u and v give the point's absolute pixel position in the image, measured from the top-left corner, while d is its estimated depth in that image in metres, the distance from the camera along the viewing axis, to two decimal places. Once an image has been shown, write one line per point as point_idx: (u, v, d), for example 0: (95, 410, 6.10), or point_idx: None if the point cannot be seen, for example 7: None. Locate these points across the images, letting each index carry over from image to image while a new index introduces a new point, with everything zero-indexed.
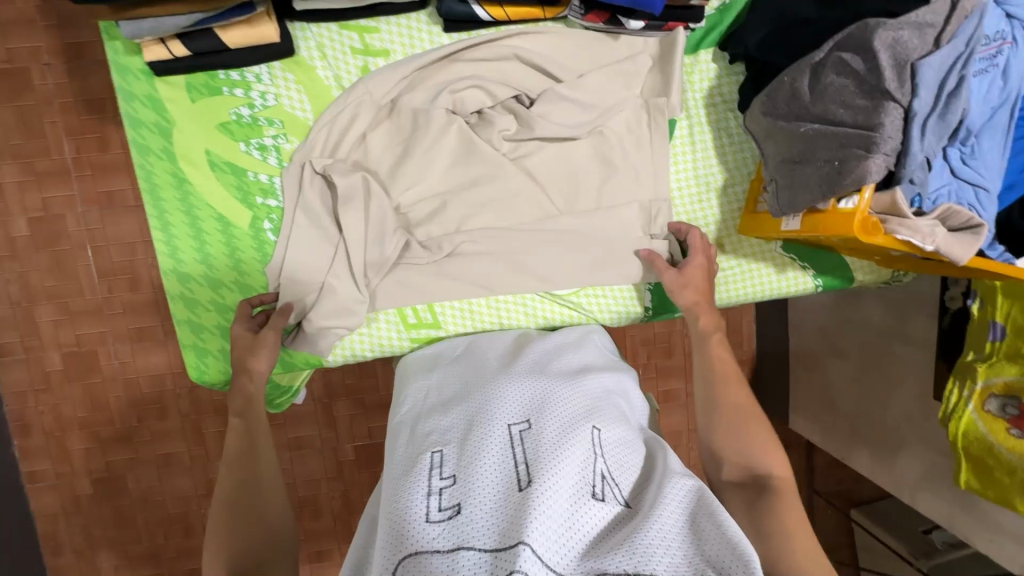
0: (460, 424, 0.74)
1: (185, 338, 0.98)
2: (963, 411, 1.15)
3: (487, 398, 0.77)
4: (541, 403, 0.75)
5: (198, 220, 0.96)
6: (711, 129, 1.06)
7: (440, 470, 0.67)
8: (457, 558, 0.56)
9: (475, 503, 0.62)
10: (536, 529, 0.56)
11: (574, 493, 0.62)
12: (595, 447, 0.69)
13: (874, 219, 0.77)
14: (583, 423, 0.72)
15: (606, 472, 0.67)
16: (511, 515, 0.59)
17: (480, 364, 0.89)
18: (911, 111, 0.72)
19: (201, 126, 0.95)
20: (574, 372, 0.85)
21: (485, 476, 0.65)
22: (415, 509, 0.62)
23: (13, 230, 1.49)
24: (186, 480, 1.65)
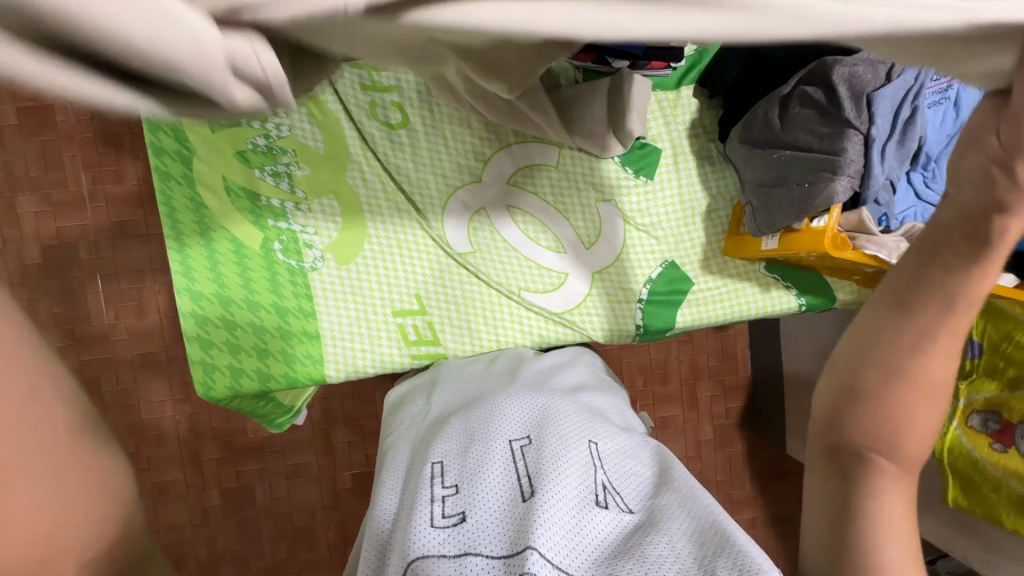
0: (462, 439, 0.77)
1: (194, 354, 1.02)
2: (947, 428, 1.17)
3: (487, 414, 0.81)
4: (540, 418, 0.79)
5: (212, 241, 1.02)
6: (694, 158, 1.13)
7: (445, 482, 0.71)
8: (464, 564, 0.59)
9: (479, 512, 0.65)
10: (544, 535, 0.59)
11: (576, 502, 0.65)
12: (594, 461, 0.73)
13: (843, 236, 0.83)
14: (582, 439, 0.76)
15: (607, 484, 0.70)
16: (516, 524, 0.62)
17: (479, 385, 0.93)
18: (870, 137, 0.79)
19: (219, 155, 1.02)
20: (569, 390, 0.90)
21: (489, 487, 0.68)
22: (420, 515, 0.65)
23: (26, 259, 1.55)
24: (181, 508, 1.65)
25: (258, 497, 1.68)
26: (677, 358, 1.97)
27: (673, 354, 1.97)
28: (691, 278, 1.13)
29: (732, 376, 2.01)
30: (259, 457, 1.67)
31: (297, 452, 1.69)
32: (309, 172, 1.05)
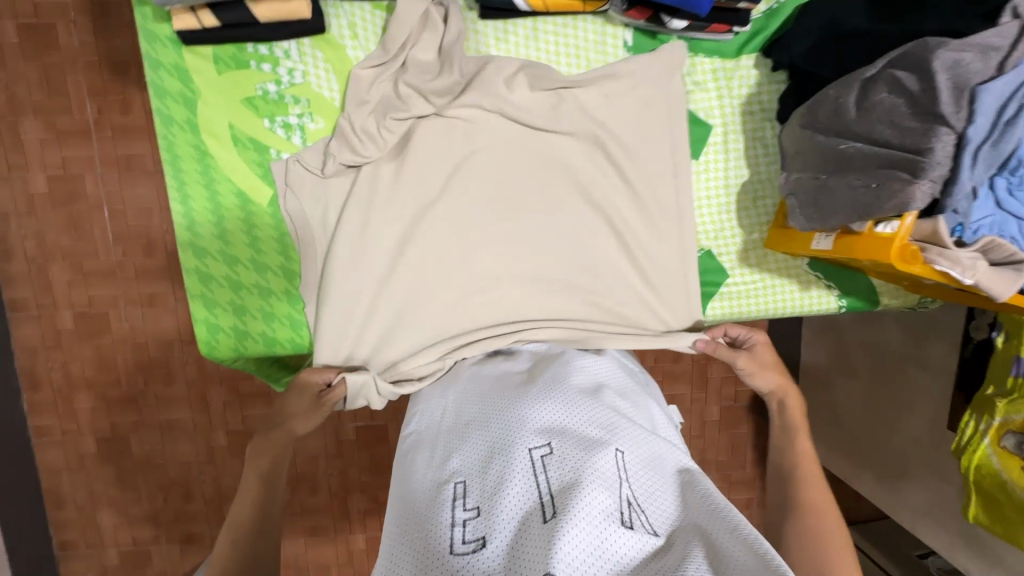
0: (479, 450, 0.72)
1: (197, 312, 0.97)
2: (978, 445, 1.12)
3: (507, 416, 0.75)
4: (562, 425, 0.73)
5: (217, 194, 0.95)
6: (746, 137, 1.02)
7: (463, 501, 0.66)
8: None
9: (501, 535, 0.61)
10: (562, 564, 0.56)
11: (601, 521, 0.60)
12: (618, 474, 0.68)
13: (914, 247, 0.74)
14: (606, 446, 0.70)
15: (632, 498, 0.66)
16: (536, 544, 0.58)
17: (496, 376, 0.86)
18: (965, 138, 0.68)
19: (227, 100, 0.93)
20: (593, 387, 0.83)
21: (510, 506, 0.63)
22: (441, 545, 0.61)
23: (31, 187, 1.49)
24: (187, 446, 1.67)
25: None
26: None
27: None
28: (727, 270, 1.05)
29: None
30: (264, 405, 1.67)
31: None
32: (323, 126, 0.96)
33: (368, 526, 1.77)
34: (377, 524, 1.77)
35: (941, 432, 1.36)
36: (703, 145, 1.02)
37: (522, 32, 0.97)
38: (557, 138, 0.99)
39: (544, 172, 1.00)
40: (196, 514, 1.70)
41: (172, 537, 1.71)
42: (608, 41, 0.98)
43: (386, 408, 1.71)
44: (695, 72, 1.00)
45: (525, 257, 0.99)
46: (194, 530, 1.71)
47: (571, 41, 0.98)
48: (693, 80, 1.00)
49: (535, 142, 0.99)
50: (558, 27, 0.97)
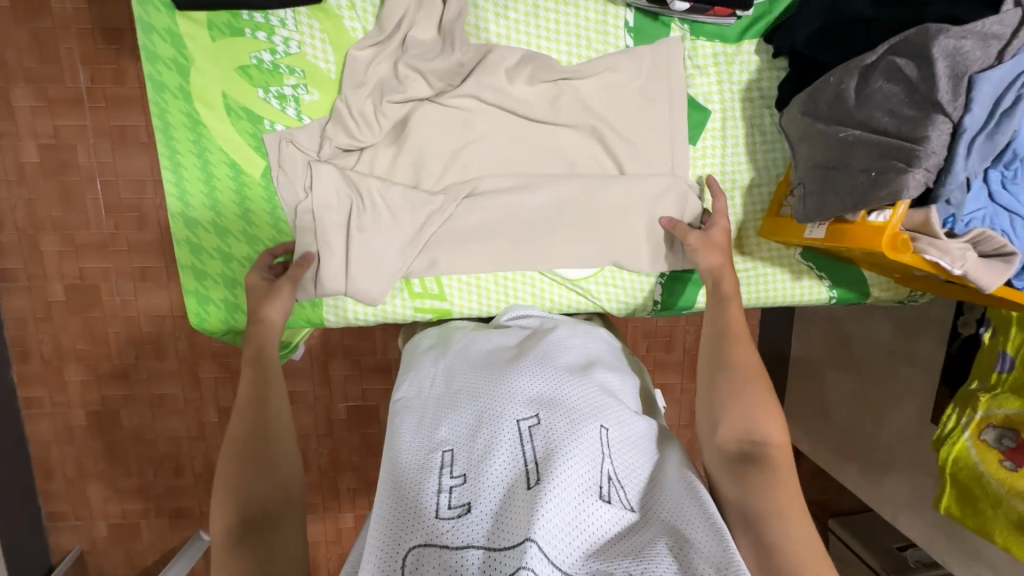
0: (468, 419, 0.71)
1: (187, 284, 0.97)
2: (958, 437, 1.13)
3: (497, 388, 0.74)
4: (552, 398, 0.73)
5: (209, 164, 0.94)
6: (744, 125, 1.02)
7: (450, 467, 0.66)
8: (465, 556, 0.57)
9: (485, 502, 0.62)
10: (544, 530, 0.57)
11: (581, 495, 0.62)
12: (603, 448, 0.69)
13: (906, 236, 0.75)
14: (593, 422, 0.71)
15: (613, 473, 0.68)
16: (518, 512, 0.60)
17: (486, 348, 0.86)
18: (961, 127, 0.68)
19: (221, 68, 0.91)
20: (583, 364, 0.84)
21: (496, 475, 0.64)
22: (426, 507, 0.62)
23: (22, 156, 1.47)
24: (178, 422, 1.67)
25: None
26: (685, 327, 1.92)
27: (681, 323, 1.91)
28: None
29: None
30: None
31: (293, 380, 1.68)
32: (318, 97, 0.95)
33: (357, 505, 1.78)
34: (366, 503, 1.78)
35: (925, 427, 1.38)
36: (701, 131, 1.02)
37: (523, 8, 0.95)
38: (553, 128, 0.98)
39: (543, 161, 0.99)
40: (186, 489, 1.71)
41: (161, 510, 1.72)
42: (610, 21, 0.97)
43: (378, 388, 1.72)
44: (697, 56, 0.99)
45: (524, 240, 0.98)
46: (183, 504, 1.72)
47: (573, 21, 0.96)
48: (695, 64, 0.99)
49: (533, 131, 0.99)
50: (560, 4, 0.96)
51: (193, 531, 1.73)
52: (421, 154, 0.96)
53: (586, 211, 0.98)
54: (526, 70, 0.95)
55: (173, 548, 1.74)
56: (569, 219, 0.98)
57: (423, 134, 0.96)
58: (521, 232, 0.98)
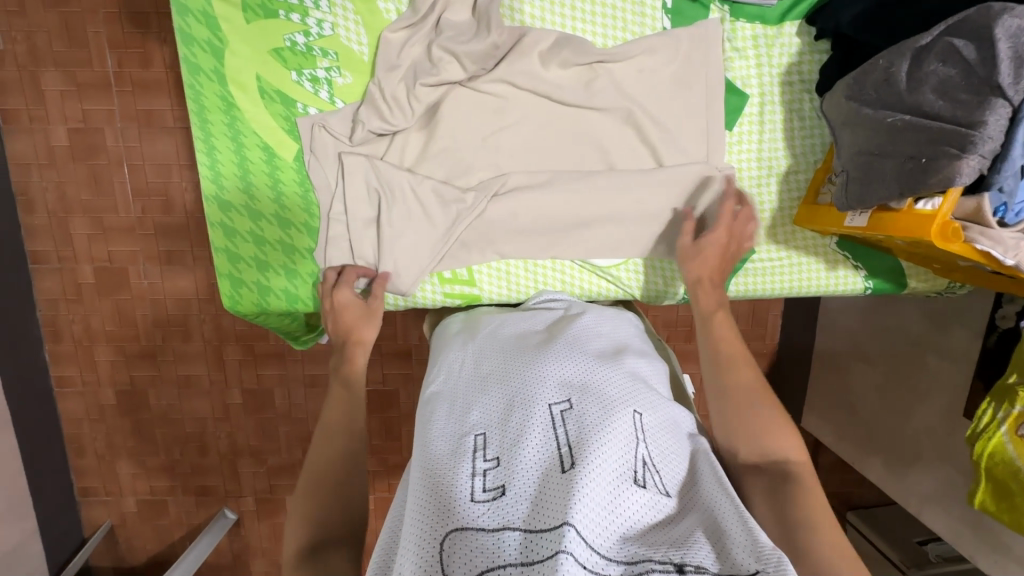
0: (500, 404, 0.71)
1: (221, 266, 0.98)
2: (994, 433, 1.11)
3: (528, 374, 0.74)
4: (583, 383, 0.73)
5: (243, 147, 0.94)
6: (783, 110, 0.99)
7: (483, 451, 0.66)
8: (502, 538, 0.56)
9: (520, 484, 0.61)
10: (580, 511, 0.56)
11: (617, 478, 0.61)
12: (636, 433, 0.68)
13: (955, 225, 0.73)
14: (625, 407, 0.70)
15: (648, 459, 0.66)
16: (553, 494, 0.59)
17: (515, 335, 0.86)
18: (1021, 111, 0.65)
19: (255, 50, 0.91)
20: (613, 351, 0.83)
21: (530, 458, 0.63)
22: (460, 490, 0.62)
23: (52, 140, 1.49)
24: (204, 403, 1.70)
25: (276, 401, 1.71)
26: None
27: None
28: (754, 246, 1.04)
29: (760, 342, 1.91)
30: (278, 364, 1.69)
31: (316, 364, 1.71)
32: (351, 81, 0.94)
33: (376, 487, 1.81)
34: (385, 486, 1.81)
35: (954, 421, 1.35)
36: (737, 116, 1.00)
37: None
38: (587, 113, 0.97)
39: (576, 146, 0.98)
40: (211, 468, 1.75)
41: (187, 488, 1.76)
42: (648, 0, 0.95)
43: (398, 373, 1.73)
44: (736, 38, 0.97)
45: (555, 227, 0.98)
46: (209, 483, 1.76)
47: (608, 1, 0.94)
48: (733, 47, 0.97)
49: (567, 115, 0.97)
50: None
51: (218, 509, 1.78)
52: (454, 139, 0.96)
53: (619, 198, 0.98)
54: (561, 52, 0.93)
55: (199, 524, 1.79)
56: (602, 204, 0.98)
57: (455, 118, 0.95)
58: (552, 217, 0.98)
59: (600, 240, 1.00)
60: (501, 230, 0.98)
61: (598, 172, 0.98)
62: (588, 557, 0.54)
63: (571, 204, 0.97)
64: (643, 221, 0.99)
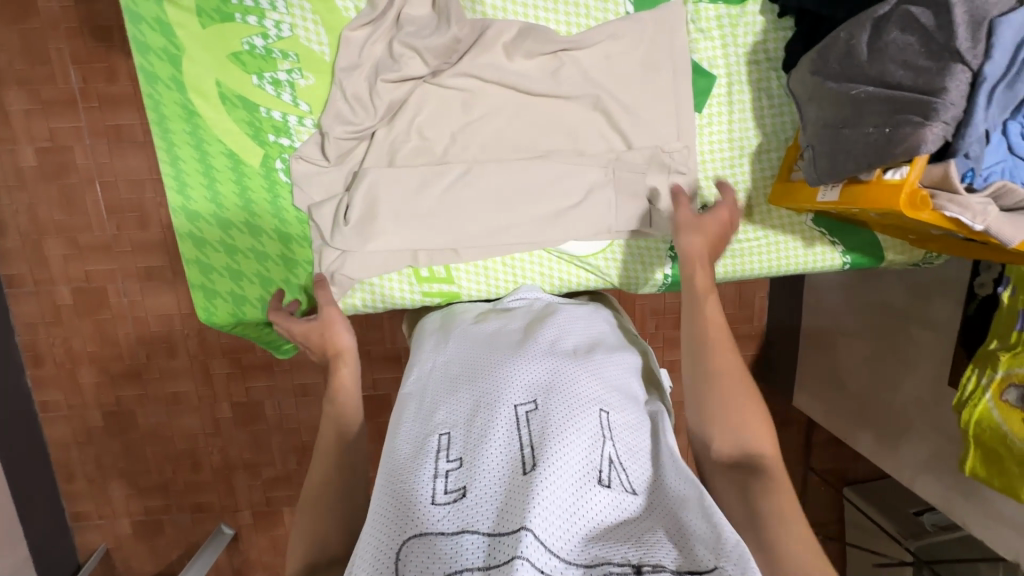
0: (466, 405, 0.70)
1: (193, 278, 0.96)
2: (980, 399, 1.12)
3: (494, 376, 0.73)
4: (550, 382, 0.72)
5: (208, 156, 0.93)
6: (751, 88, 0.99)
7: (447, 453, 0.65)
8: (461, 542, 0.55)
9: (483, 486, 0.60)
10: (539, 514, 0.55)
11: (580, 478, 0.60)
12: (603, 432, 0.67)
13: (924, 193, 0.72)
14: (592, 405, 0.69)
15: (614, 457, 0.65)
16: (513, 496, 0.58)
17: (486, 335, 0.84)
18: (981, 75, 0.66)
19: (212, 55, 0.89)
20: (585, 347, 0.83)
21: (493, 459, 0.62)
22: (422, 493, 0.61)
23: (20, 160, 1.46)
24: (192, 419, 1.68)
25: (267, 412, 1.69)
26: None
27: None
28: None
29: (749, 324, 1.91)
30: (266, 375, 1.67)
31: (304, 372, 1.67)
32: (314, 82, 0.92)
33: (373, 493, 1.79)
34: None
35: (943, 391, 1.36)
36: (707, 97, 0.99)
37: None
38: (556, 102, 0.96)
39: (549, 138, 0.97)
40: (205, 484, 1.73)
41: (183, 506, 1.74)
42: None
43: (389, 377, 1.72)
44: (700, 19, 0.96)
45: (525, 222, 0.97)
46: (203, 499, 1.74)
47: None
48: (698, 28, 0.97)
49: (536, 104, 0.96)
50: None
51: (214, 525, 1.76)
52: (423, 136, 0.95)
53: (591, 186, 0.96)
54: (526, 43, 0.93)
55: (196, 542, 1.77)
56: (567, 194, 0.97)
57: (424, 114, 0.94)
58: (522, 208, 0.97)
59: (571, 230, 0.98)
60: (467, 228, 0.96)
61: (570, 160, 0.97)
62: (546, 561, 0.53)
63: (539, 197, 0.96)
64: (617, 206, 0.98)
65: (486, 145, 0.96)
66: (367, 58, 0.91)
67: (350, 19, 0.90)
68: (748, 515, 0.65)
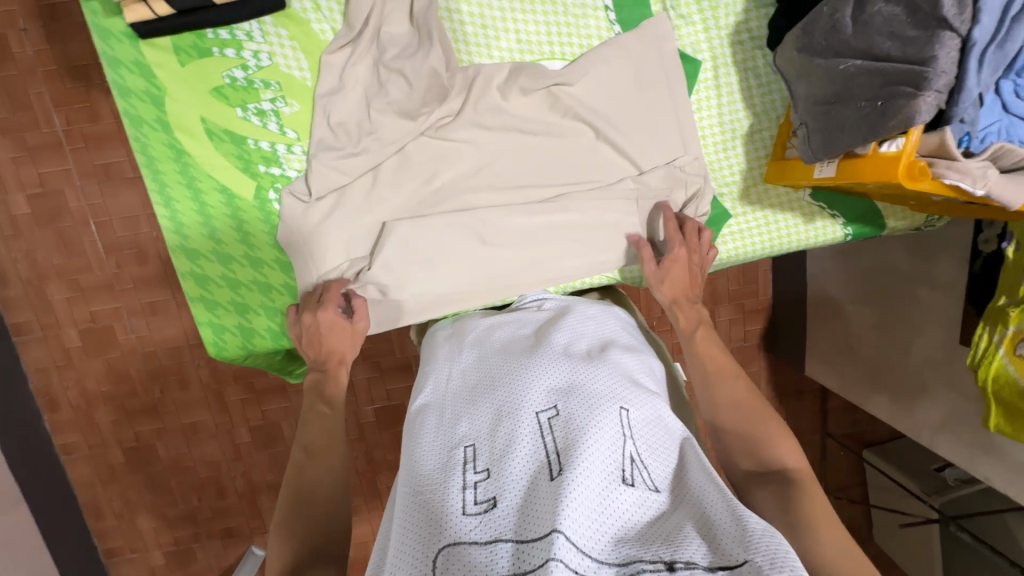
0: (486, 414, 0.71)
1: (200, 315, 0.96)
2: (993, 357, 1.13)
3: (512, 384, 0.73)
4: (567, 385, 0.72)
5: (201, 193, 0.92)
6: (737, 70, 0.98)
7: (473, 464, 0.65)
8: (494, 550, 0.55)
9: (512, 494, 0.60)
10: (569, 517, 0.55)
11: (605, 476, 0.61)
12: (624, 431, 0.67)
13: (921, 163, 0.72)
14: (611, 404, 0.70)
15: (636, 456, 0.65)
16: (542, 501, 0.58)
17: (498, 342, 0.85)
18: (970, 41, 0.65)
19: (195, 92, 0.89)
20: (598, 346, 0.83)
21: (520, 466, 0.63)
22: (452, 505, 0.61)
23: (13, 209, 1.46)
24: (213, 446, 1.69)
25: (286, 432, 1.70)
26: None
27: None
28: (730, 211, 1.03)
29: (754, 299, 1.91)
30: (281, 397, 1.68)
31: None
32: (298, 108, 0.92)
33: None
34: None
35: (954, 349, 1.36)
36: (694, 82, 0.98)
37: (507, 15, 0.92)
38: (543, 105, 0.95)
39: (540, 143, 0.96)
40: (232, 509, 1.75)
41: (212, 532, 1.76)
42: None
43: (402, 387, 1.73)
44: (679, 5, 0.95)
45: (527, 230, 0.96)
46: (232, 524, 1.75)
47: (553, 15, 0.94)
48: (678, 14, 0.96)
49: (523, 108, 0.94)
50: (541, 6, 0.93)
51: (246, 547, 1.78)
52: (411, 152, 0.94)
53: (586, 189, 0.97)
54: (517, 82, 0.93)
55: (229, 566, 1.79)
56: (561, 205, 0.96)
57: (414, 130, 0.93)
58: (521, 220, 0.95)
59: (569, 233, 0.97)
60: (473, 243, 0.95)
61: (564, 162, 0.97)
62: (579, 561, 0.53)
63: (538, 206, 0.96)
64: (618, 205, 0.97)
65: (477, 155, 0.95)
66: (348, 80, 0.90)
67: (328, 42, 0.89)
68: (777, 506, 0.65)
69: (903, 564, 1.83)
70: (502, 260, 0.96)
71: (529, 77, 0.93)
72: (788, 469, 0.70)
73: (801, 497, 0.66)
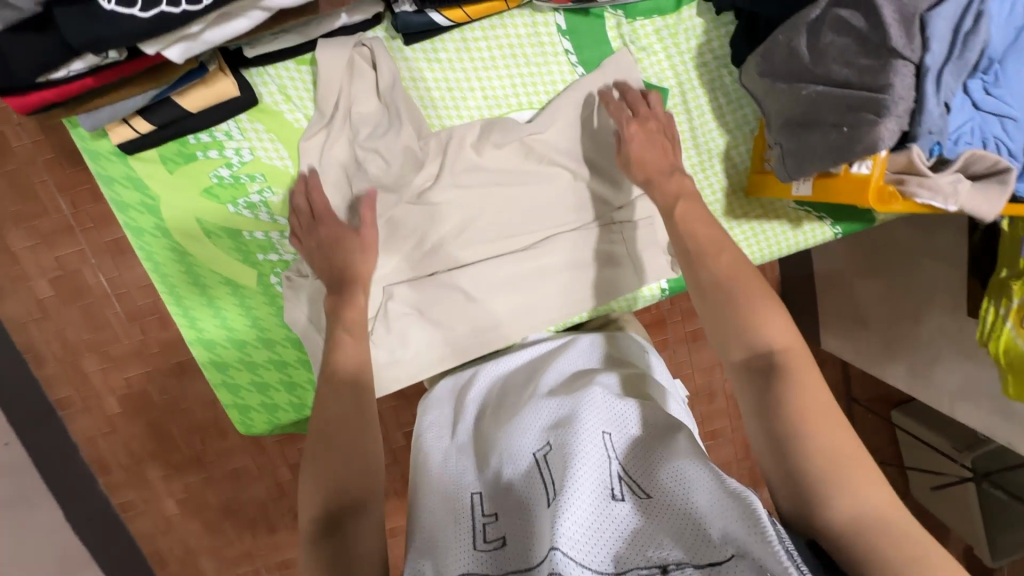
0: (489, 462, 0.75)
1: (225, 399, 1.02)
2: (1001, 329, 1.12)
3: (509, 429, 0.78)
4: (557, 416, 0.76)
5: (207, 288, 0.97)
6: (705, 91, 0.99)
7: (481, 507, 0.69)
8: None
9: (518, 532, 0.64)
10: (562, 530, 0.57)
11: (594, 490, 0.62)
12: (614, 446, 0.69)
13: (889, 187, 0.73)
14: (598, 420, 0.72)
15: (628, 466, 0.67)
16: (541, 527, 0.60)
17: (497, 396, 0.90)
18: (924, 67, 0.66)
19: (186, 195, 0.93)
20: (587, 375, 0.85)
21: (523, 505, 0.66)
22: (462, 545, 0.63)
23: (38, 293, 1.53)
24: (257, 488, 1.77)
25: None
26: None
27: None
28: None
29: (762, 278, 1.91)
30: None
31: None
32: (285, 195, 0.96)
33: None
34: None
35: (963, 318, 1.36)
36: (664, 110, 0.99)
37: (470, 76, 0.95)
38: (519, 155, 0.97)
39: (521, 192, 0.98)
40: (284, 543, 1.84)
41: (269, 566, 1.85)
42: (546, 36, 0.95)
43: None
44: (638, 38, 0.96)
45: (521, 275, 1.00)
46: (287, 557, 1.85)
47: (516, 67, 0.95)
48: (639, 46, 0.96)
49: (498, 161, 0.96)
50: (502, 60, 0.94)
51: None
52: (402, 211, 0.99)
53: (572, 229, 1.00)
54: (490, 137, 0.95)
55: None
56: (550, 247, 1.00)
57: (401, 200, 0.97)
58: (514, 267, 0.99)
59: (561, 273, 1.01)
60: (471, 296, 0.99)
61: (548, 206, 1.00)
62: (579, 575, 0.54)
63: (529, 252, 1.00)
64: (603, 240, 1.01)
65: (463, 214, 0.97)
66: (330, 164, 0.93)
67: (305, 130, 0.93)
68: (777, 417, 0.63)
69: (941, 516, 1.85)
70: (501, 307, 0.99)
71: (501, 132, 0.95)
72: (774, 349, 0.68)
73: (787, 379, 0.65)
